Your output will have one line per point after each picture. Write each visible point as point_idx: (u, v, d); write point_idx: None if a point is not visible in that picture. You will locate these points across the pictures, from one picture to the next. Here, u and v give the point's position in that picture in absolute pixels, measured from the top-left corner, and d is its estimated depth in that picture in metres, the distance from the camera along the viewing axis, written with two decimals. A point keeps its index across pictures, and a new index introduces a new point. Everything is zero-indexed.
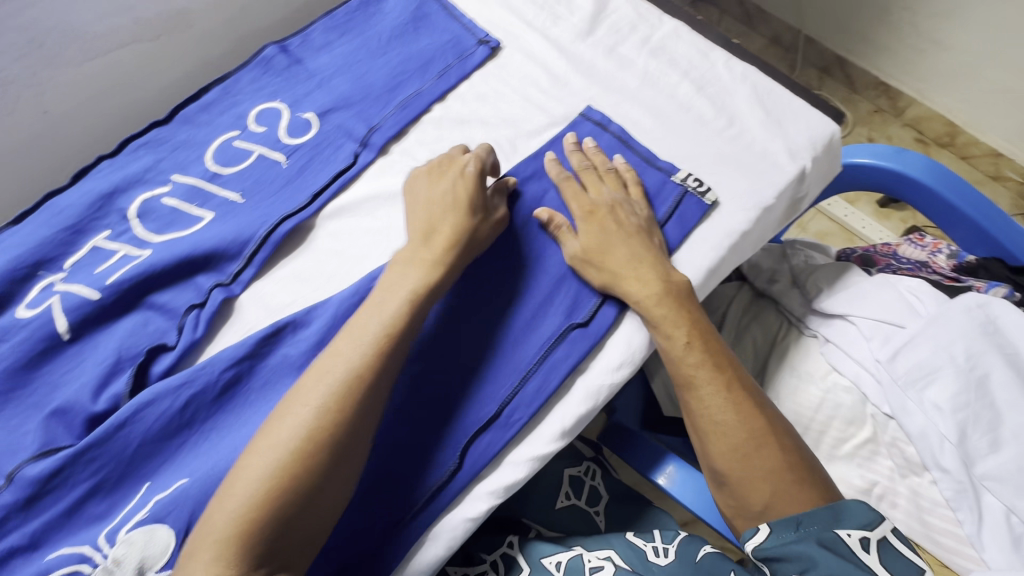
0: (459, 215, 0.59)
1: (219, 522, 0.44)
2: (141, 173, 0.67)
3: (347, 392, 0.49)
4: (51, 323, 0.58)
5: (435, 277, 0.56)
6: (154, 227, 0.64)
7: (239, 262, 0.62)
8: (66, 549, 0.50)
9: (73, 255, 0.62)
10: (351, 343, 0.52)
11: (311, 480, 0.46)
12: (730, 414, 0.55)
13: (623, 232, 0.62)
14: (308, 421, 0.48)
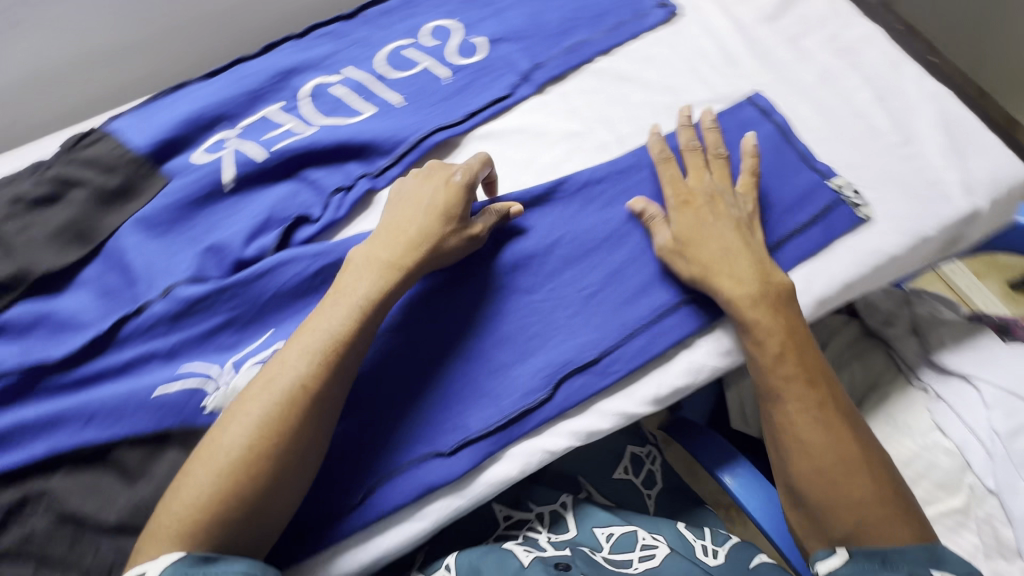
0: (429, 222, 0.57)
1: (169, 520, 0.45)
2: (318, 59, 0.71)
3: (294, 400, 0.48)
4: (218, 172, 0.63)
5: (390, 284, 0.54)
6: (320, 110, 0.68)
7: (389, 160, 0.65)
8: (197, 366, 0.56)
9: (248, 117, 0.68)
10: (298, 350, 0.50)
11: (257, 485, 0.46)
12: (819, 432, 0.53)
13: (726, 228, 0.59)
14: (260, 426, 0.47)
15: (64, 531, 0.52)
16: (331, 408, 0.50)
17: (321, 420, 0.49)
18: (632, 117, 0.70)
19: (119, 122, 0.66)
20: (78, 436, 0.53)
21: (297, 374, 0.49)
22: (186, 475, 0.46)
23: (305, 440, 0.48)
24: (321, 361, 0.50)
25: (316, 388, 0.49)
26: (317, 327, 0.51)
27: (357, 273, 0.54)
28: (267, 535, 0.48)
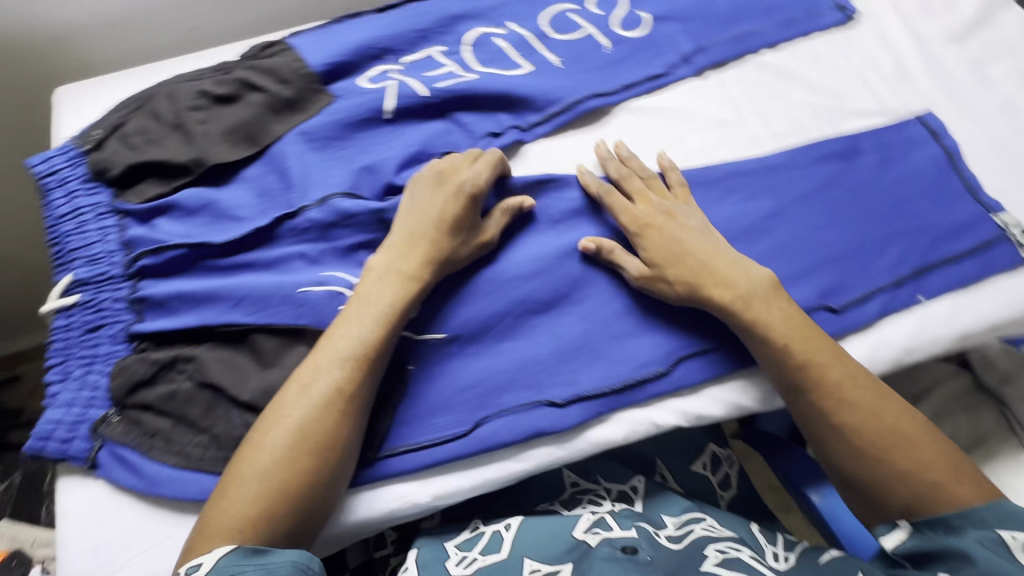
0: (442, 235, 0.57)
1: (226, 514, 0.47)
2: (486, 9, 0.72)
3: (331, 402, 0.50)
4: (379, 100, 0.66)
5: (407, 295, 0.55)
6: (480, 58, 0.69)
7: (541, 117, 0.66)
8: (337, 275, 0.60)
9: (412, 55, 0.69)
10: (330, 355, 0.52)
11: (307, 476, 0.48)
12: (854, 417, 0.53)
13: (690, 237, 0.58)
14: (298, 431, 0.49)
15: (200, 397, 0.56)
16: (364, 410, 0.52)
17: (354, 419, 0.51)
18: (788, 116, 0.68)
19: (296, 39, 0.69)
20: (224, 315, 0.58)
21: (332, 377, 0.51)
22: (228, 483, 0.48)
23: (338, 441, 0.50)
24: (353, 366, 0.52)
25: (351, 389, 0.51)
26: (342, 337, 0.52)
27: (379, 285, 0.55)
28: (317, 521, 0.50)
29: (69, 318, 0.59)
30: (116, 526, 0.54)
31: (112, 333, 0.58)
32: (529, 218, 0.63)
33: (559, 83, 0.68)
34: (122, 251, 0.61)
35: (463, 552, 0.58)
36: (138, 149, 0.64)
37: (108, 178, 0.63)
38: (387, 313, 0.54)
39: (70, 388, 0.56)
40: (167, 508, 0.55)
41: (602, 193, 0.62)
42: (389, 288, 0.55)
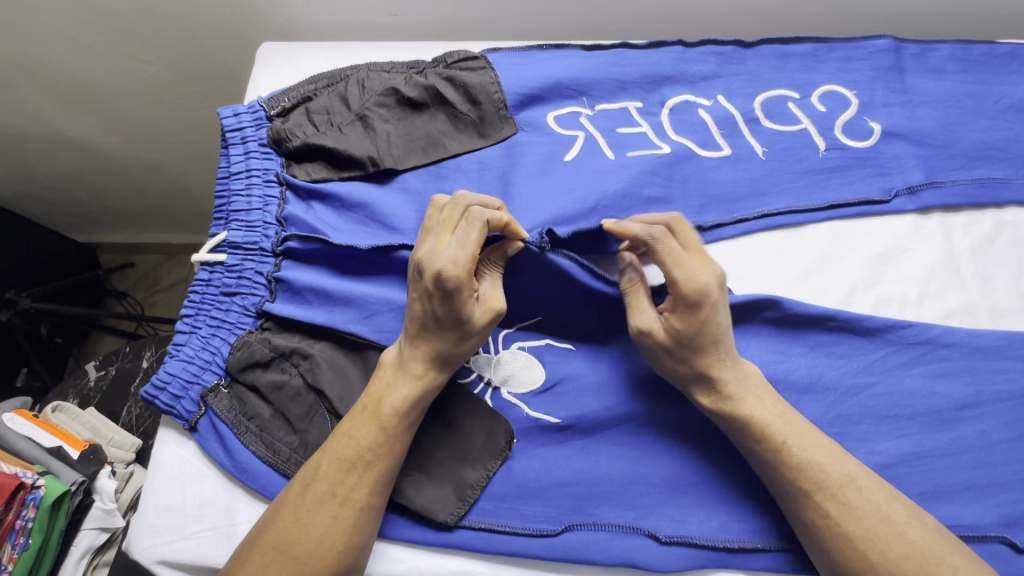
0: (438, 336, 0.49)
1: None
2: (697, 76, 0.66)
3: (333, 509, 0.46)
4: (562, 146, 0.63)
5: (407, 407, 0.49)
6: (678, 126, 0.64)
7: (728, 211, 0.60)
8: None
9: (607, 104, 0.65)
10: (333, 460, 0.47)
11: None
12: (863, 523, 0.44)
13: (727, 322, 0.49)
14: (300, 539, 0.45)
15: (306, 397, 0.55)
16: (370, 523, 0.47)
17: (359, 530, 0.47)
18: (1019, 290, 0.58)
19: (494, 58, 0.68)
20: (352, 321, 0.57)
21: (333, 485, 0.47)
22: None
23: (342, 554, 0.46)
24: (360, 470, 0.47)
25: (354, 495, 0.47)
26: (351, 438, 0.48)
27: (391, 383, 0.49)
28: None
29: (212, 274, 0.60)
30: (195, 493, 0.54)
31: (245, 304, 0.59)
32: None
33: (756, 182, 0.61)
34: (277, 225, 0.62)
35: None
36: (318, 129, 0.65)
37: (285, 149, 0.65)
38: (402, 412, 0.49)
39: (193, 344, 0.57)
40: (245, 491, 0.54)
41: (652, 239, 0.49)
42: (396, 395, 0.49)
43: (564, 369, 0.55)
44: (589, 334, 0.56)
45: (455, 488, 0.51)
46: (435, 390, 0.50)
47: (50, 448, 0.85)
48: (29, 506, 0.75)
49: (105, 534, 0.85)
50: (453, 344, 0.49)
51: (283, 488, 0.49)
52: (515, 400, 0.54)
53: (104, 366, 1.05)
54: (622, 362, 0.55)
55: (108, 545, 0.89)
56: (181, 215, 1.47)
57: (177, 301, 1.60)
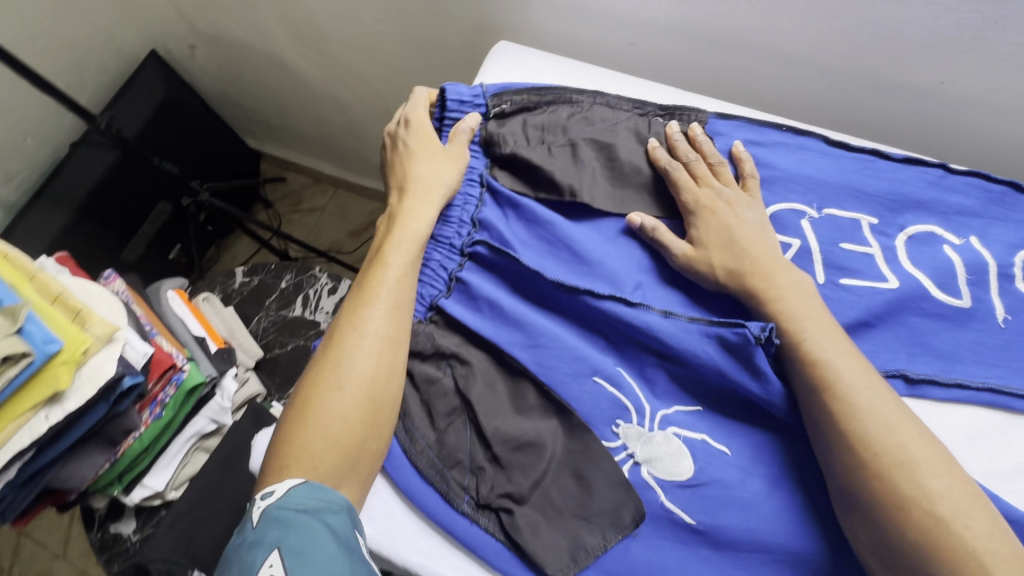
0: (406, 155, 0.65)
1: (300, 443, 0.50)
2: (950, 208, 0.60)
3: (370, 343, 0.54)
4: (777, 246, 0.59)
5: (406, 219, 0.61)
6: (915, 258, 0.58)
7: (939, 373, 0.54)
8: (623, 381, 0.56)
9: (840, 211, 0.61)
10: (369, 305, 0.56)
11: (359, 403, 0.52)
12: None
13: (756, 228, 0.57)
14: (350, 365, 0.53)
15: (455, 400, 0.57)
16: (401, 356, 0.56)
17: (393, 361, 0.55)
18: None
19: (724, 123, 0.65)
20: (514, 345, 0.58)
21: (370, 326, 0.55)
22: (292, 425, 0.52)
23: (381, 375, 0.53)
24: (389, 306, 0.56)
25: (387, 332, 0.55)
26: (369, 286, 0.57)
27: (409, 216, 0.61)
28: (375, 442, 0.52)
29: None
30: None
31: (422, 292, 0.62)
32: None
33: (981, 349, 0.55)
34: (469, 226, 0.64)
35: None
36: (529, 142, 0.65)
37: (493, 152, 0.66)
38: (398, 249, 0.59)
39: None
40: None
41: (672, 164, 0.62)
42: (405, 216, 0.61)
43: (713, 472, 0.52)
44: (747, 448, 0.53)
45: (571, 545, 0.51)
46: (429, 225, 0.61)
47: (195, 336, 0.94)
48: (171, 385, 0.84)
49: (212, 425, 0.96)
50: (429, 183, 0.63)
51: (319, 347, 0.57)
52: (652, 484, 0.52)
53: (250, 275, 1.14)
54: (775, 489, 0.51)
55: (212, 433, 1.00)
56: (343, 153, 1.58)
57: (310, 225, 1.73)
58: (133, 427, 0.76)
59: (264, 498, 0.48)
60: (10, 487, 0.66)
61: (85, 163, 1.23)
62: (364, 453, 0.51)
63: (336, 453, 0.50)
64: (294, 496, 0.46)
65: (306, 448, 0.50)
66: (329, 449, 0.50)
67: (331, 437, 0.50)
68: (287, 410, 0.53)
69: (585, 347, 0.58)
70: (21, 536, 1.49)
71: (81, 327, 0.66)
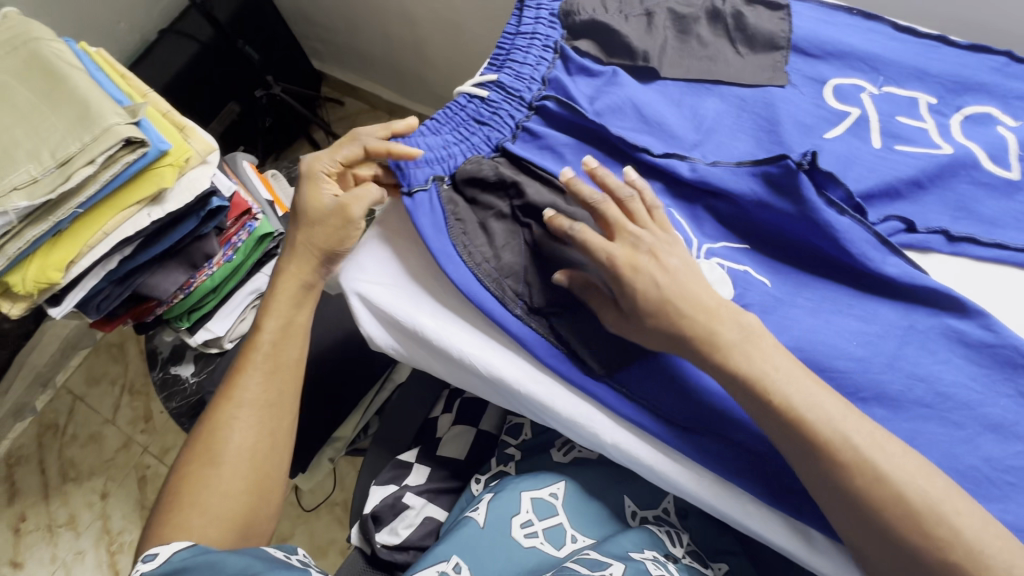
0: (301, 211, 0.66)
1: (180, 515, 0.58)
2: (1011, 93, 0.61)
3: (246, 409, 0.62)
4: (834, 117, 0.63)
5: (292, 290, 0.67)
6: (970, 135, 0.61)
7: (981, 235, 0.57)
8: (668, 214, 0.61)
9: (899, 90, 0.63)
10: (246, 379, 0.64)
11: (237, 464, 0.61)
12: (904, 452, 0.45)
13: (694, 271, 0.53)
14: (225, 445, 0.61)
15: (510, 224, 0.62)
16: (275, 421, 0.64)
17: (264, 423, 0.63)
18: None
19: (797, 6, 0.69)
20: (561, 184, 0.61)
21: (251, 387, 0.63)
22: (171, 494, 0.60)
23: (262, 445, 0.62)
24: (259, 373, 0.64)
25: (264, 398, 0.63)
26: (246, 357, 0.65)
27: (291, 274, 0.66)
28: (249, 493, 0.61)
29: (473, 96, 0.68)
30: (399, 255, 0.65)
31: (489, 135, 0.66)
32: (875, 308, 0.55)
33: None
34: (539, 84, 0.68)
35: (531, 517, 0.62)
36: (607, 11, 0.69)
37: (570, 22, 0.70)
38: (274, 312, 0.66)
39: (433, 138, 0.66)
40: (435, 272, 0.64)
41: (573, 232, 0.55)
42: (285, 288, 0.67)
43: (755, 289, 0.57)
44: (786, 281, 0.58)
45: (613, 347, 0.57)
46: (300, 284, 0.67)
47: (265, 200, 1.02)
48: (245, 230, 0.92)
49: None
50: (301, 253, 0.66)
51: (198, 421, 0.64)
52: None
53: None
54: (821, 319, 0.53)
55: None
56: (403, 77, 1.64)
57: None
58: (212, 253, 0.83)
59: (148, 560, 0.52)
60: (109, 280, 0.75)
61: (170, 51, 1.33)
62: (253, 518, 0.61)
63: (220, 527, 0.58)
64: (178, 559, 0.51)
65: (186, 526, 0.57)
66: (213, 523, 0.58)
67: (210, 514, 0.58)
68: (169, 482, 0.61)
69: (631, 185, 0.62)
70: (77, 399, 1.61)
71: (185, 139, 0.73)
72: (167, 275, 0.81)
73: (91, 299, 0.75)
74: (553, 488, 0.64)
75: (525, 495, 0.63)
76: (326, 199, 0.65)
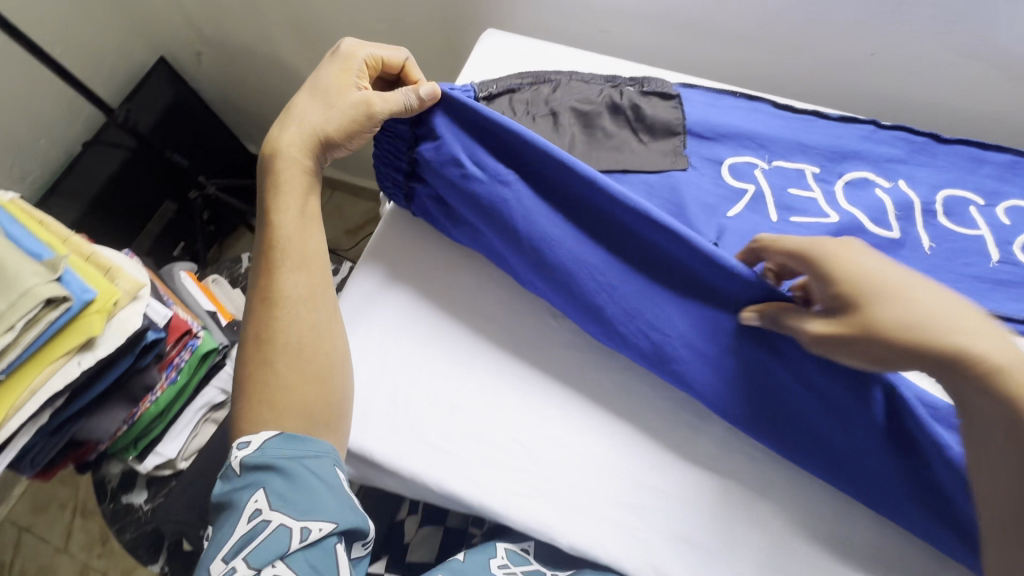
0: (325, 88, 0.66)
1: (260, 417, 0.56)
2: (881, 158, 0.69)
3: (282, 302, 0.60)
4: (734, 196, 0.68)
5: (297, 175, 0.65)
6: (853, 199, 0.67)
7: None
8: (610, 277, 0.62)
9: (786, 163, 0.70)
10: (286, 265, 0.62)
11: (293, 358, 0.59)
12: None
13: (887, 271, 0.49)
14: (281, 339, 0.59)
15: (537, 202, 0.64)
16: (319, 306, 0.62)
17: (313, 313, 0.61)
18: None
19: (688, 93, 0.75)
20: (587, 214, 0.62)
21: (290, 284, 0.61)
22: (247, 395, 0.58)
23: (317, 334, 0.60)
24: (296, 270, 0.62)
25: (304, 291, 0.61)
26: (269, 251, 0.62)
27: (293, 160, 0.64)
28: (315, 383, 0.58)
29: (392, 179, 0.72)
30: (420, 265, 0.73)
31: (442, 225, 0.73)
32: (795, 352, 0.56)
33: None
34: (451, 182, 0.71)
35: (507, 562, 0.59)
36: (516, 114, 0.73)
37: None
38: (290, 200, 0.64)
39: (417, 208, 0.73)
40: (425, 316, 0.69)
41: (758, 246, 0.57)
42: (294, 179, 0.64)
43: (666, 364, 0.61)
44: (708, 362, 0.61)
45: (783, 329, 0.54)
46: (305, 163, 0.65)
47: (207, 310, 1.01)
48: (187, 349, 0.90)
49: (222, 396, 1.01)
50: (318, 133, 0.64)
51: (243, 326, 0.62)
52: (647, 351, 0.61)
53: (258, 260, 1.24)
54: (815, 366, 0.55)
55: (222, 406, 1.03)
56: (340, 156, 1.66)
57: None
58: (153, 383, 0.81)
59: (241, 448, 0.55)
60: (41, 435, 0.72)
61: (95, 164, 1.29)
62: (319, 410, 0.57)
63: (293, 415, 0.57)
64: (271, 447, 0.54)
65: (268, 421, 0.56)
66: (284, 412, 0.56)
67: (279, 406, 0.56)
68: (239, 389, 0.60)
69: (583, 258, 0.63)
70: (24, 530, 1.50)
71: (111, 281, 0.72)
72: (106, 415, 0.78)
73: (23, 457, 0.72)
74: (525, 543, 0.62)
75: (500, 544, 0.61)
76: (350, 90, 0.65)
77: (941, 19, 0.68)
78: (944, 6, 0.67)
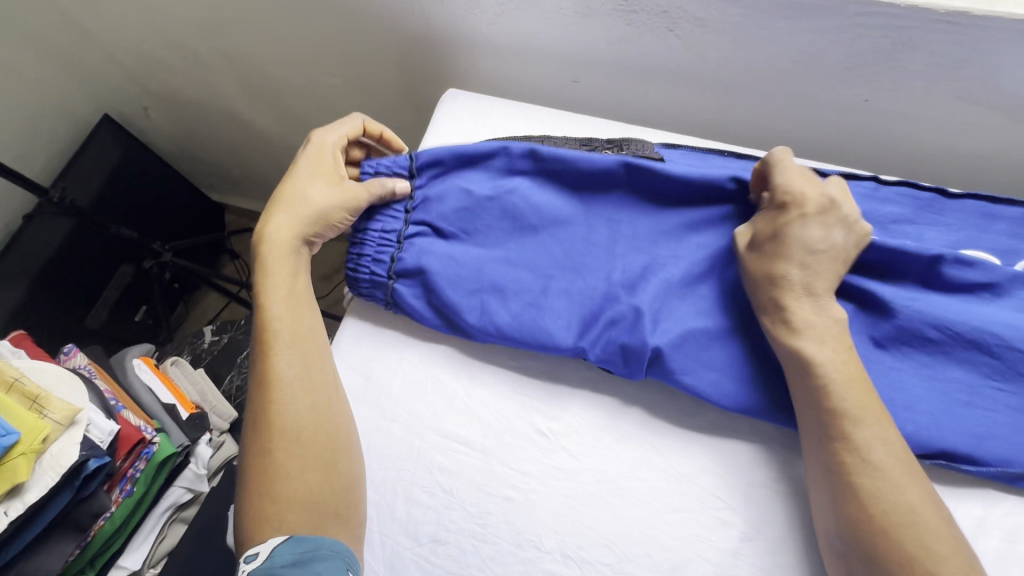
0: (303, 165, 0.62)
1: (265, 524, 0.50)
2: (885, 219, 0.63)
3: (276, 387, 0.53)
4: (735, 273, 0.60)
5: (289, 243, 0.58)
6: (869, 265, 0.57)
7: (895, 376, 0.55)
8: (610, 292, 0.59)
9: None
10: (279, 342, 0.55)
11: (293, 449, 0.51)
12: None
13: (823, 241, 0.53)
14: (281, 429, 0.52)
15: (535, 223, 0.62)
16: (319, 386, 0.54)
17: (316, 392, 0.54)
18: None
19: (670, 154, 0.68)
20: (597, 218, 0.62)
21: (281, 365, 0.54)
22: (253, 494, 0.51)
23: (320, 416, 0.53)
24: (286, 348, 0.54)
25: (298, 369, 0.54)
26: (259, 330, 0.55)
27: (282, 228, 0.58)
28: (320, 471, 0.51)
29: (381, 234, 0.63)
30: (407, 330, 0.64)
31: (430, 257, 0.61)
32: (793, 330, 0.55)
33: (942, 391, 0.54)
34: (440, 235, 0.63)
35: None
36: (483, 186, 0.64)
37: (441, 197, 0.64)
38: (279, 269, 0.57)
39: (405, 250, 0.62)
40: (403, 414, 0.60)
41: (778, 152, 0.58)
42: (283, 246, 0.58)
43: (680, 362, 0.56)
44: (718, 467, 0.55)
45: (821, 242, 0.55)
46: (297, 229, 0.59)
47: (165, 404, 0.92)
48: (143, 459, 0.81)
49: (188, 495, 0.92)
50: (304, 202, 0.59)
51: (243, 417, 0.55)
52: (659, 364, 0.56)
53: (219, 333, 1.14)
54: None
55: (190, 503, 0.94)
56: None
57: None
58: (105, 508, 0.72)
59: (248, 561, 0.48)
60: None
61: (37, 236, 1.19)
62: (323, 500, 0.51)
63: (299, 509, 0.50)
64: (281, 554, 0.47)
65: (277, 524, 0.49)
66: (290, 510, 0.50)
67: (287, 502, 0.50)
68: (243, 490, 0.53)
69: (603, 263, 0.60)
70: None
71: (39, 414, 0.65)
72: (52, 550, 0.69)
73: None
74: None
75: None
76: (329, 165, 0.62)
77: (942, 64, 0.62)
78: (945, 51, 0.61)
